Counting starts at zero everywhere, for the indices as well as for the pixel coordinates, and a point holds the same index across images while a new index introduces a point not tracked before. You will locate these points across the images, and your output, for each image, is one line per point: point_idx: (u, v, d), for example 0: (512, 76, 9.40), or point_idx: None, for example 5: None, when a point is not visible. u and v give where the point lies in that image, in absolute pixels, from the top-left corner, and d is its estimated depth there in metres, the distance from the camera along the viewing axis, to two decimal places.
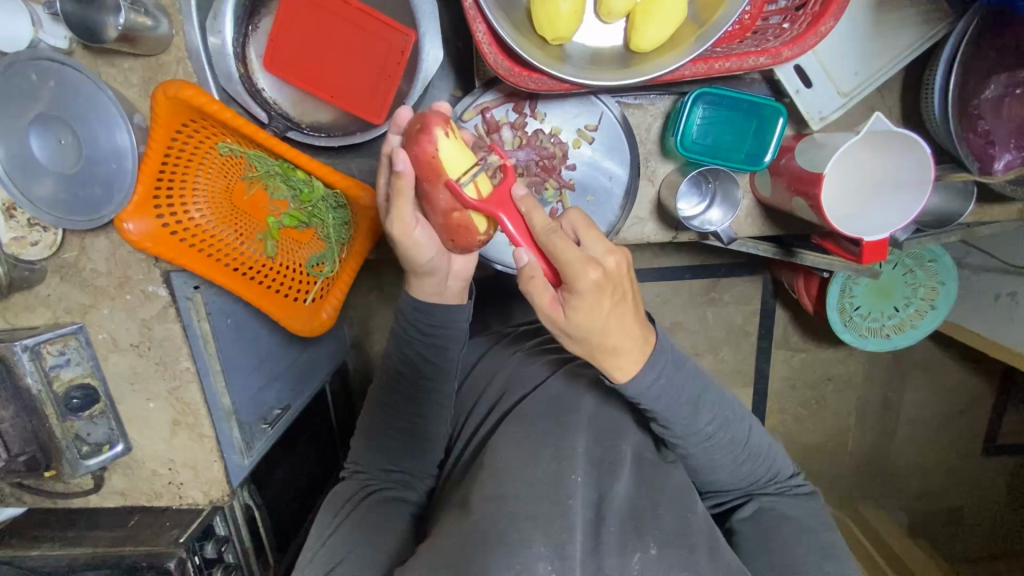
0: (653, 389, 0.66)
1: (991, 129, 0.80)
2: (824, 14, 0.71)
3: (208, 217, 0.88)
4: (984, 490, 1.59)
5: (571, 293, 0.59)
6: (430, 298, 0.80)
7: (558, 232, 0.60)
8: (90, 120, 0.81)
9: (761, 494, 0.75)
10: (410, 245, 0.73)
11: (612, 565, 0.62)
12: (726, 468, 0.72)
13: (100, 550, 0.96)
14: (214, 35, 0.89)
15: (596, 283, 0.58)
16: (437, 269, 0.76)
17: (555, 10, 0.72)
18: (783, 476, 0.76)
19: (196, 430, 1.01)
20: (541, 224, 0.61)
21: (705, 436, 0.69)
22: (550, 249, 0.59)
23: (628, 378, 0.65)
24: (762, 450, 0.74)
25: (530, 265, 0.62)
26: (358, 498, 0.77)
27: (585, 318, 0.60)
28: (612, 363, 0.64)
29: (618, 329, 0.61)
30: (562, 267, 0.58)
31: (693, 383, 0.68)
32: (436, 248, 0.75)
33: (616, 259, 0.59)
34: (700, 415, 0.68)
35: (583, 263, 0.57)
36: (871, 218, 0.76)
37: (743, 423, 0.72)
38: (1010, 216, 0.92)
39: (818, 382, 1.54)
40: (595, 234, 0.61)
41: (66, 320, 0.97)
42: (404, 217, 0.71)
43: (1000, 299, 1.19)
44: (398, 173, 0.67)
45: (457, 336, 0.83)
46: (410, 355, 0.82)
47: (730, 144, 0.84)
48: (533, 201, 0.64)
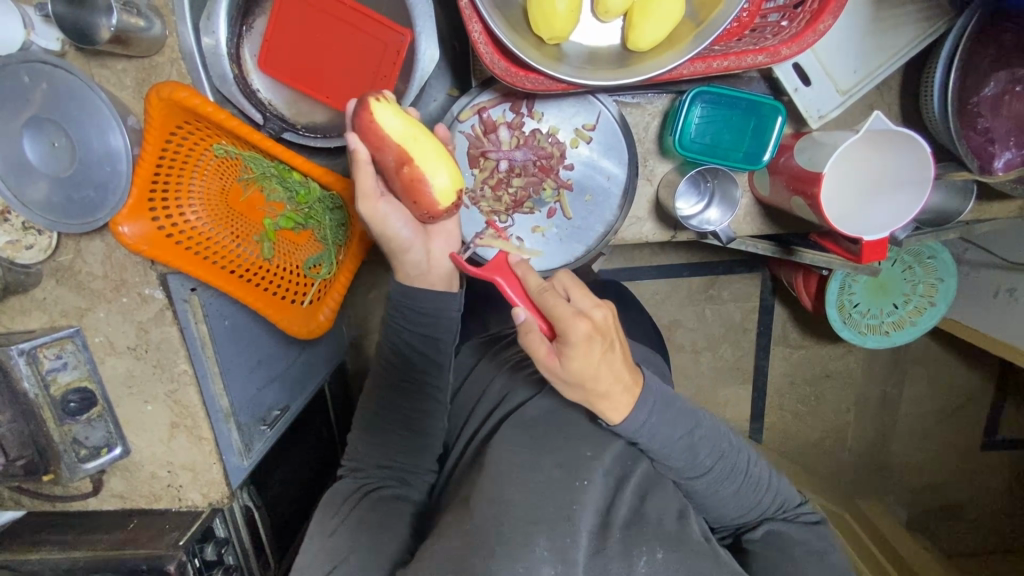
0: (646, 428, 0.67)
1: (991, 126, 0.79)
2: (822, 11, 0.70)
3: (203, 219, 0.87)
4: (985, 483, 1.60)
5: (562, 343, 0.62)
6: (416, 282, 0.80)
7: (550, 289, 0.65)
8: (83, 122, 0.81)
9: (772, 518, 0.74)
10: (377, 218, 0.74)
11: (615, 566, 0.62)
12: (730, 499, 0.72)
13: (99, 553, 0.96)
14: (208, 35, 0.88)
15: (586, 334, 0.61)
16: (412, 244, 0.77)
17: (552, 10, 0.71)
18: (790, 505, 0.75)
19: (194, 433, 1.01)
20: (535, 284, 0.67)
21: (704, 469, 0.70)
22: (543, 303, 0.64)
23: (623, 418, 0.66)
24: (764, 481, 0.74)
25: (528, 321, 0.65)
26: (356, 498, 0.76)
27: (578, 366, 0.62)
28: (603, 407, 0.66)
29: (609, 374, 0.63)
30: (554, 319, 0.62)
31: (685, 418, 0.69)
32: (405, 219, 0.76)
33: (604, 312, 0.63)
34: (698, 450, 0.69)
35: (573, 316, 0.61)
36: (872, 218, 0.75)
37: (742, 453, 0.73)
38: (1011, 213, 0.92)
39: (817, 379, 1.54)
40: (584, 290, 0.65)
41: (63, 323, 0.96)
42: (367, 191, 0.72)
43: (999, 295, 1.19)
44: (352, 151, 0.71)
45: (449, 327, 0.82)
46: (399, 344, 0.82)
47: (729, 143, 0.84)
48: (528, 266, 0.70)
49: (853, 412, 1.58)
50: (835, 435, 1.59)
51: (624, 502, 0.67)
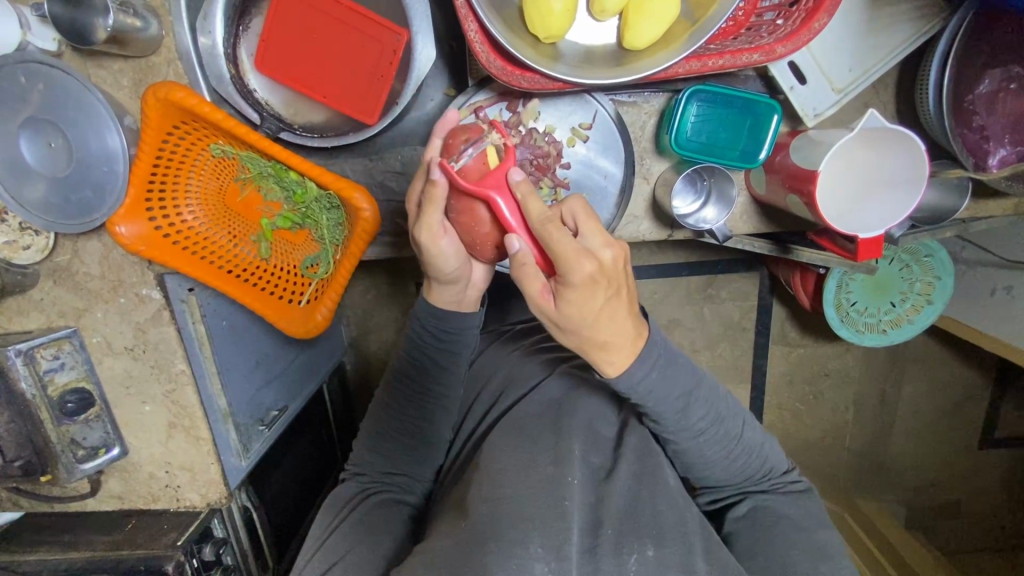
0: (643, 385, 0.65)
1: (985, 124, 0.80)
2: (817, 9, 0.71)
3: (200, 219, 0.88)
4: (982, 482, 1.60)
5: (563, 284, 0.59)
6: (450, 306, 0.80)
7: (554, 220, 0.60)
8: (81, 124, 0.81)
9: (755, 492, 0.75)
10: (436, 253, 0.73)
11: (608, 565, 0.62)
12: (719, 463, 0.72)
13: (97, 554, 0.96)
14: (205, 35, 0.89)
15: (590, 274, 0.58)
16: (459, 279, 0.76)
17: (548, 9, 0.71)
18: (776, 472, 0.76)
19: (192, 433, 1.01)
20: (536, 212, 0.61)
21: (696, 431, 0.69)
22: (545, 236, 0.59)
23: (619, 372, 0.64)
24: (754, 446, 0.74)
25: (523, 253, 0.62)
26: (358, 500, 0.77)
27: (576, 310, 0.60)
28: (601, 360, 0.64)
29: (610, 323, 0.61)
30: (556, 256, 0.58)
31: (685, 377, 0.67)
32: (461, 258, 0.74)
33: (613, 253, 0.60)
34: (691, 412, 0.68)
35: (578, 254, 0.58)
36: (866, 215, 0.75)
37: (737, 418, 0.72)
38: (1006, 211, 0.92)
39: (815, 377, 1.55)
40: (593, 225, 0.60)
41: (60, 323, 0.96)
42: (433, 226, 0.71)
43: (995, 293, 1.20)
44: (432, 182, 0.67)
45: (470, 342, 0.83)
46: (420, 359, 0.82)
47: (725, 141, 0.84)
48: (530, 187, 0.63)
49: (852, 411, 1.58)
50: (833, 434, 1.60)
51: (617, 498, 0.67)
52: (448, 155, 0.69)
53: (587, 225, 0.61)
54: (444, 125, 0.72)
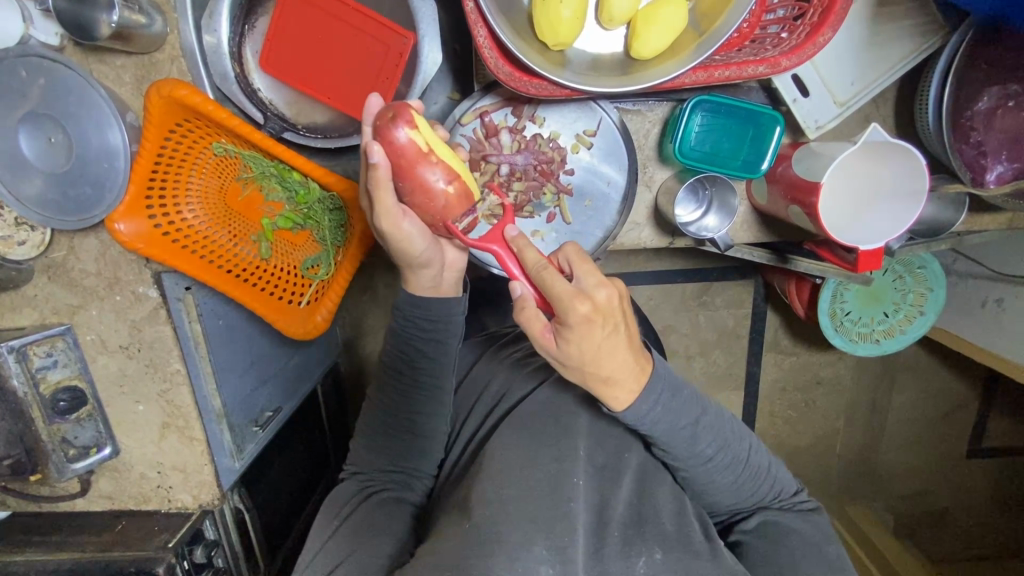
0: (649, 417, 0.65)
1: (983, 140, 0.81)
2: (823, 24, 0.72)
3: (201, 217, 0.87)
4: (970, 491, 1.62)
5: (562, 324, 0.59)
6: (427, 292, 0.80)
7: (548, 267, 0.61)
8: (82, 120, 0.81)
9: (767, 508, 0.75)
10: (402, 237, 0.71)
11: (614, 567, 0.63)
12: (727, 488, 0.72)
13: (85, 555, 0.94)
14: (210, 33, 0.88)
15: (585, 316, 0.58)
16: (432, 260, 0.75)
17: (557, 16, 0.71)
18: (785, 493, 0.76)
19: (186, 433, 1.00)
20: (532, 260, 0.62)
21: (705, 458, 0.69)
22: (541, 284, 0.60)
23: (623, 407, 0.65)
24: (762, 470, 0.74)
25: (525, 296, 0.63)
26: (358, 500, 0.77)
27: (576, 349, 0.60)
28: (607, 393, 0.64)
29: (613, 359, 0.61)
30: (552, 300, 0.59)
31: (691, 407, 0.68)
32: (427, 238, 0.73)
33: (607, 293, 0.59)
34: (699, 438, 0.68)
35: (572, 296, 0.57)
36: (869, 228, 0.76)
37: (743, 443, 0.72)
38: (999, 226, 0.94)
39: (808, 386, 1.56)
40: (587, 267, 0.61)
41: (54, 320, 0.95)
42: (390, 211, 0.68)
43: (986, 305, 1.22)
44: (373, 165, 0.64)
45: (456, 331, 0.82)
46: (406, 349, 0.82)
47: (728, 151, 0.85)
48: (526, 239, 0.65)
49: (843, 419, 1.60)
50: (824, 442, 1.61)
51: (619, 502, 0.68)
52: (381, 136, 0.65)
53: (583, 267, 0.61)
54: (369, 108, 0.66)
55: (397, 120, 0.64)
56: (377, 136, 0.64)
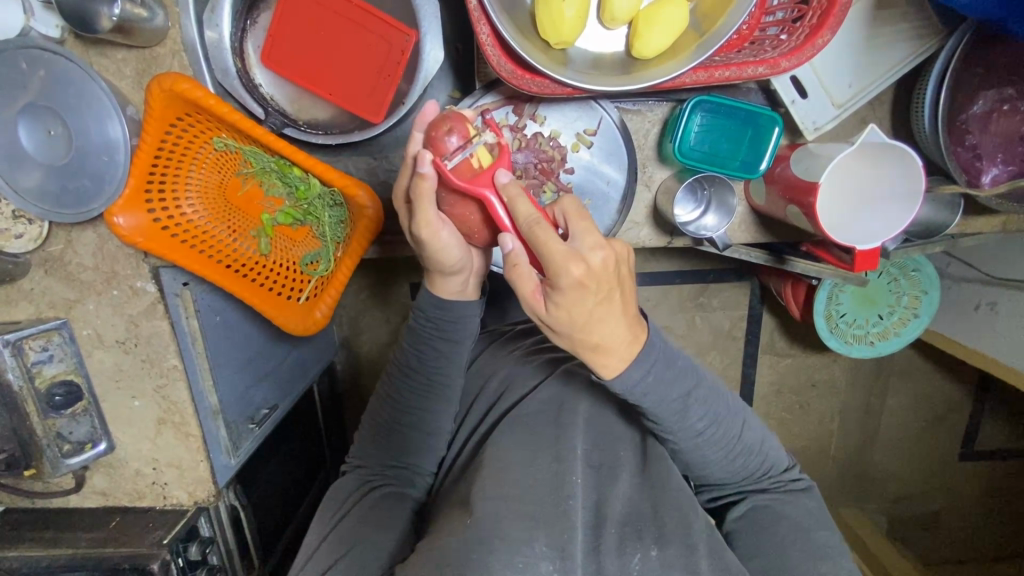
0: (639, 388, 0.65)
1: (978, 143, 0.83)
2: (822, 26, 0.73)
3: (200, 212, 0.87)
4: (961, 494, 1.64)
5: (552, 288, 0.59)
6: (454, 296, 0.79)
7: (540, 222, 0.60)
8: (83, 113, 0.80)
9: (755, 492, 0.75)
10: (438, 246, 0.72)
11: (611, 564, 0.63)
12: (718, 463, 0.72)
13: (79, 551, 0.94)
14: (211, 29, 0.87)
15: (578, 279, 0.58)
16: (463, 267, 0.76)
17: (559, 15, 0.72)
18: (776, 470, 0.76)
19: (182, 429, 1.00)
20: (525, 215, 0.61)
21: (696, 432, 0.69)
22: (534, 241, 0.59)
23: (614, 375, 0.65)
24: (754, 446, 0.74)
25: (515, 252, 0.62)
26: (360, 494, 0.77)
27: (566, 313, 0.60)
28: (599, 361, 0.64)
29: (603, 325, 0.61)
30: (545, 260, 0.58)
31: (684, 379, 0.68)
32: (462, 246, 0.74)
33: (602, 256, 0.58)
34: (690, 413, 0.68)
35: (566, 259, 0.57)
36: (863, 223, 0.76)
37: (736, 419, 0.72)
38: (993, 228, 0.95)
39: (802, 388, 1.57)
40: (584, 226, 0.60)
41: (50, 315, 0.95)
42: (429, 220, 0.70)
43: (980, 308, 1.23)
44: (421, 175, 0.66)
45: (471, 332, 0.82)
46: (425, 352, 0.82)
47: (726, 152, 0.85)
48: (518, 189, 0.63)
49: (837, 421, 1.61)
50: (819, 444, 1.62)
51: (617, 498, 0.68)
52: (433, 145, 0.66)
53: (579, 227, 0.61)
54: (424, 114, 0.68)
55: (450, 129, 0.66)
56: (429, 147, 0.66)
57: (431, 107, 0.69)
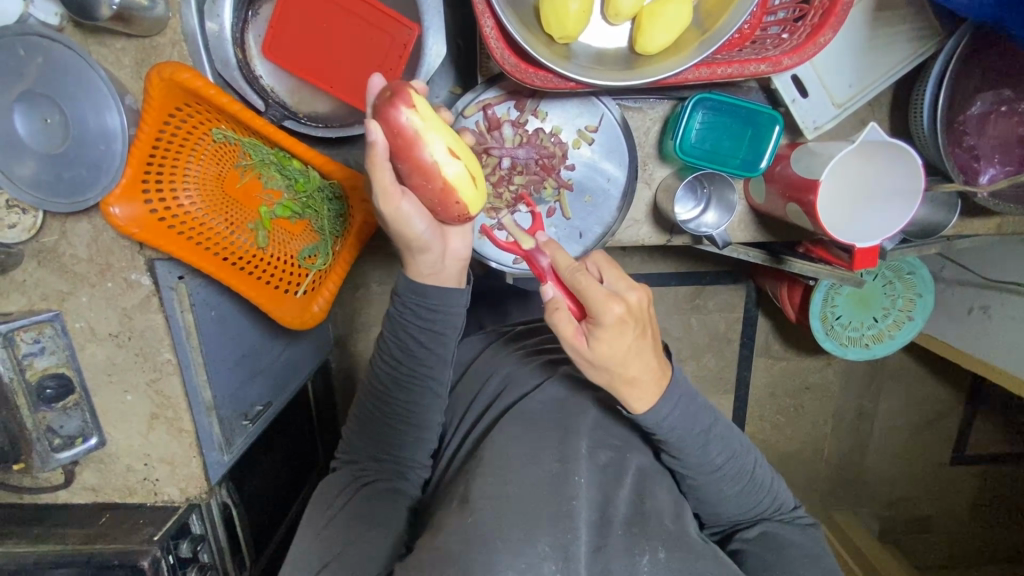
0: (667, 422, 0.67)
1: (976, 144, 0.84)
2: (824, 25, 0.73)
3: (197, 204, 0.86)
4: (952, 500, 1.65)
5: (596, 325, 0.62)
6: (427, 279, 0.77)
7: (582, 270, 0.64)
8: (79, 100, 0.79)
9: (767, 520, 0.75)
10: (398, 218, 0.70)
11: (617, 564, 0.62)
12: (733, 498, 0.73)
13: (68, 547, 0.92)
14: (212, 19, 0.87)
15: (620, 317, 0.61)
16: (430, 243, 0.74)
17: (564, 9, 0.72)
18: (787, 507, 0.76)
19: (175, 425, 0.99)
20: (566, 263, 0.65)
21: (713, 466, 0.71)
22: (575, 284, 0.63)
23: (646, 409, 0.67)
24: (765, 483, 0.74)
25: (555, 298, 0.66)
26: (352, 489, 0.77)
27: (607, 350, 0.62)
28: (630, 395, 0.66)
29: (639, 362, 0.64)
30: (587, 302, 0.62)
31: (704, 415, 0.70)
32: (426, 218, 0.72)
33: (638, 296, 0.63)
34: (710, 447, 0.70)
35: (607, 298, 0.61)
36: (861, 225, 0.77)
37: (749, 454, 0.74)
38: (989, 230, 0.96)
39: (797, 391, 1.58)
40: (616, 272, 0.65)
41: (42, 307, 0.93)
42: (388, 191, 0.67)
43: (973, 312, 1.24)
44: (370, 144, 0.62)
45: (455, 323, 0.79)
46: (403, 340, 0.79)
47: (728, 150, 0.85)
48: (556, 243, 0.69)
49: (831, 424, 1.61)
50: (812, 447, 1.63)
51: (622, 500, 0.67)
52: (381, 117, 0.63)
53: (611, 273, 0.65)
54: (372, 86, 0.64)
55: (397, 98, 0.62)
56: (375, 117, 0.63)
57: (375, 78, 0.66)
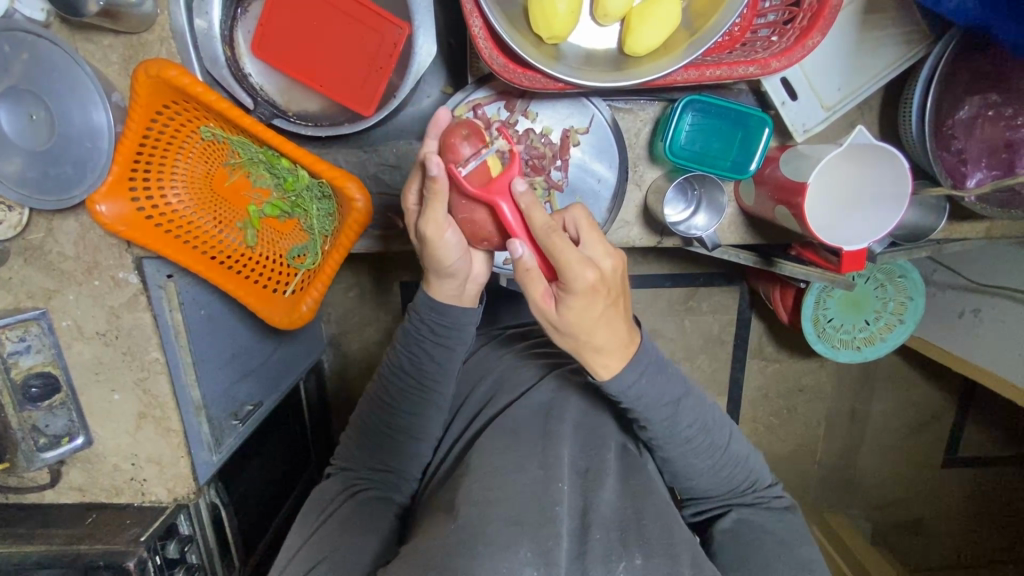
0: (634, 390, 0.67)
1: (964, 148, 0.84)
2: (812, 27, 0.73)
3: (185, 202, 0.86)
4: (942, 502, 1.66)
5: (565, 292, 0.61)
6: (449, 301, 0.78)
7: (557, 231, 0.61)
8: (66, 97, 0.78)
9: (739, 504, 0.75)
10: (440, 247, 0.71)
11: (595, 566, 0.61)
12: (706, 473, 0.73)
13: (53, 547, 0.91)
14: (201, 17, 0.86)
15: (591, 283, 0.60)
16: (458, 270, 0.74)
17: (552, 9, 0.72)
18: (760, 485, 0.77)
19: (163, 424, 0.98)
20: (541, 222, 0.62)
21: (684, 439, 0.70)
22: (549, 247, 0.60)
23: (611, 375, 0.67)
24: (740, 457, 0.75)
25: (525, 257, 0.63)
26: (343, 497, 0.77)
27: (575, 316, 0.62)
28: (596, 361, 0.66)
29: (606, 328, 0.64)
30: (560, 265, 0.60)
31: (675, 385, 0.70)
32: (462, 248, 0.73)
33: (612, 264, 0.62)
34: (680, 419, 0.70)
35: (582, 264, 0.59)
36: (852, 226, 0.76)
37: (722, 429, 0.73)
38: (978, 234, 0.96)
39: (790, 393, 1.58)
40: (594, 235, 0.63)
41: (28, 305, 0.93)
42: (436, 219, 0.69)
43: (964, 315, 1.24)
44: (432, 178, 0.66)
45: (467, 339, 0.80)
46: (416, 354, 0.80)
47: (717, 151, 0.85)
48: (533, 198, 0.64)
49: (823, 427, 1.62)
50: (805, 449, 1.63)
51: (605, 502, 0.67)
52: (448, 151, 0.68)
53: (589, 235, 0.63)
54: (438, 120, 0.70)
55: (468, 134, 0.69)
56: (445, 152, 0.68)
57: (442, 115, 0.70)
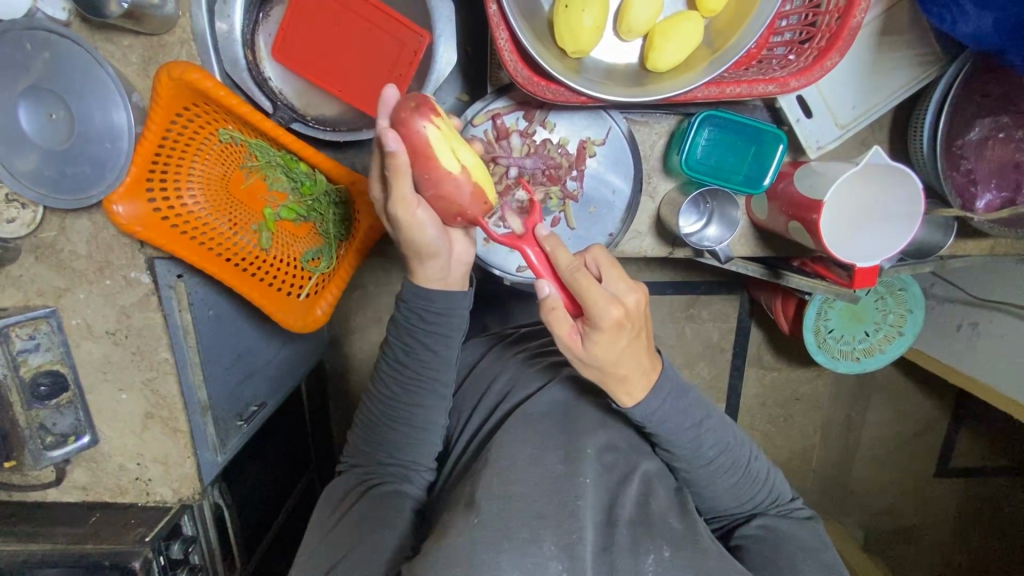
0: (658, 414, 0.69)
1: (973, 168, 0.86)
2: (830, 49, 0.74)
3: (201, 204, 0.85)
4: (934, 511, 1.69)
5: (591, 327, 0.62)
6: (435, 285, 0.77)
7: (583, 270, 0.62)
8: (86, 98, 0.78)
9: (763, 513, 0.76)
10: (412, 225, 0.69)
11: (622, 564, 0.63)
12: (727, 491, 0.74)
13: (58, 547, 0.91)
14: (223, 20, 0.87)
15: (617, 320, 0.61)
16: (439, 249, 0.72)
17: (578, 23, 0.72)
18: (783, 499, 0.78)
19: (169, 425, 0.98)
20: (566, 262, 0.63)
21: (706, 459, 0.72)
22: (575, 287, 0.61)
23: (634, 403, 0.68)
24: (761, 476, 0.76)
25: (550, 296, 0.65)
26: (359, 492, 0.78)
27: (602, 350, 0.63)
28: (620, 389, 0.67)
29: (630, 359, 0.64)
30: (585, 303, 0.61)
31: (696, 409, 0.71)
32: (437, 224, 0.71)
33: (637, 299, 0.62)
34: (703, 441, 0.71)
35: (606, 301, 0.60)
36: (860, 245, 0.79)
37: (743, 448, 0.75)
38: (981, 251, 0.98)
39: (787, 401, 1.60)
40: (616, 271, 0.64)
41: (38, 302, 0.92)
42: (405, 198, 0.66)
43: (961, 329, 1.26)
44: (390, 154, 0.61)
45: (459, 326, 0.79)
46: (410, 346, 0.79)
47: (732, 165, 0.87)
48: (556, 241, 0.66)
49: (819, 435, 1.64)
50: (801, 457, 1.65)
51: (627, 501, 0.68)
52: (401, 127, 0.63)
53: (612, 270, 0.64)
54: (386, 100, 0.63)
55: (420, 110, 0.63)
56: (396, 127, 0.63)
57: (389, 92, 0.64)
